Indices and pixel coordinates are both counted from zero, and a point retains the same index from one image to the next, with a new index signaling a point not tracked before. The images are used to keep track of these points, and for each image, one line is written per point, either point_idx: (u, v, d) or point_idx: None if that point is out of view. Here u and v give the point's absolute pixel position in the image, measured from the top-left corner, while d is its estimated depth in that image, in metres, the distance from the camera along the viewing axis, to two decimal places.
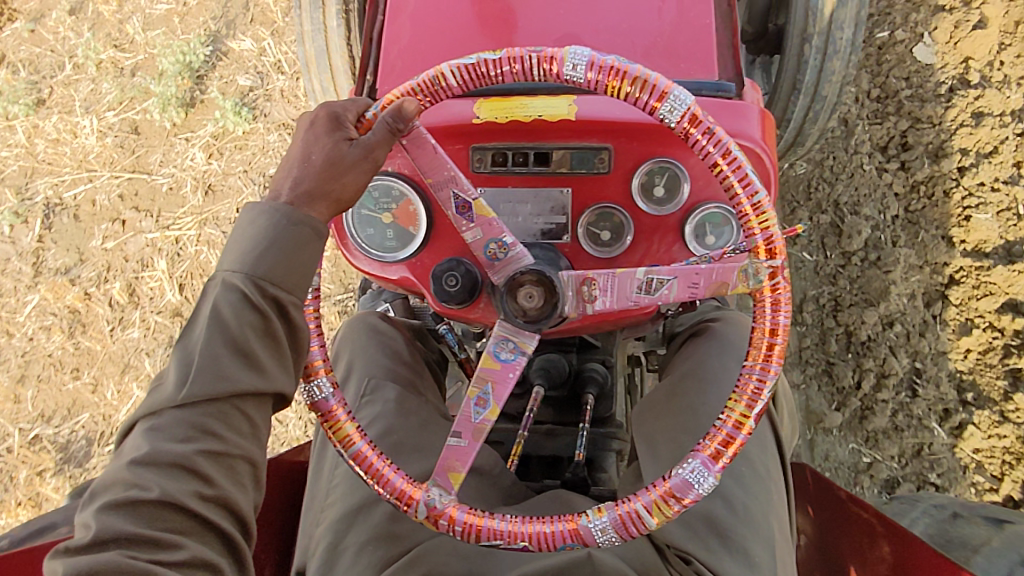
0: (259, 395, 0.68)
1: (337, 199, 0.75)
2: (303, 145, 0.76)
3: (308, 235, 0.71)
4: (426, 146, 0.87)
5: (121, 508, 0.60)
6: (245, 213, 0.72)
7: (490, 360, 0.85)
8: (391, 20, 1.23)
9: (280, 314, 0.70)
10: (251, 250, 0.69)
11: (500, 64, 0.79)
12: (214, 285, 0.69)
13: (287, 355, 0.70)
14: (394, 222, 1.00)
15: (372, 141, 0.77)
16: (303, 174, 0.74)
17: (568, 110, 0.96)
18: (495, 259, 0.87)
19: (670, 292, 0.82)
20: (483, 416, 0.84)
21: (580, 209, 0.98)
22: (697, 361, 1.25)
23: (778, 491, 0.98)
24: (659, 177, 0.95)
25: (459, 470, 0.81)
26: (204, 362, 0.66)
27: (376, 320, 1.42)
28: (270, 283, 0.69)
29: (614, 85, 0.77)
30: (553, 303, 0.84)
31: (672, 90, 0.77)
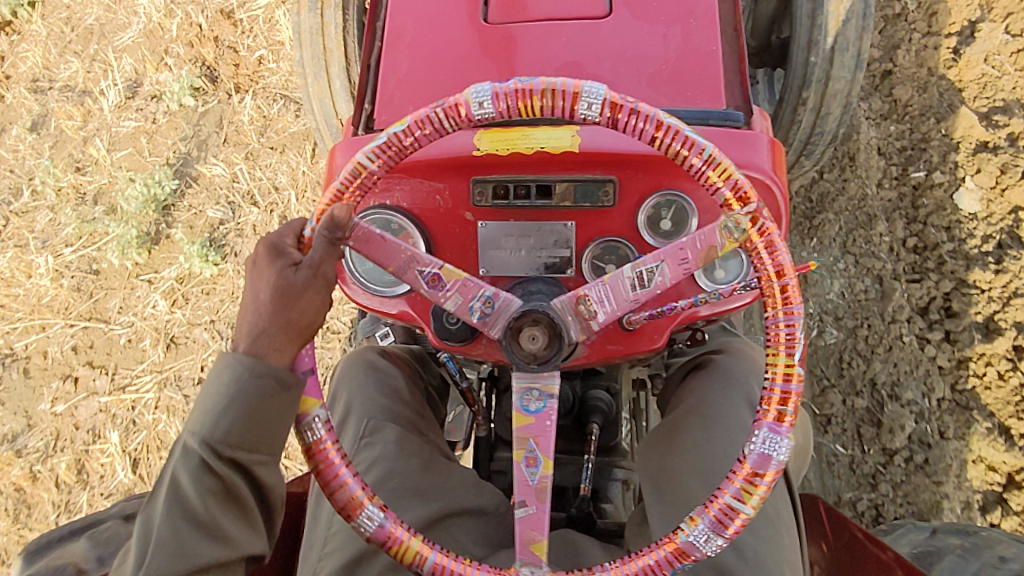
0: (226, 561, 0.98)
1: (296, 325, 0.98)
2: (253, 284, 1.00)
3: (267, 384, 0.96)
4: (376, 239, 1.09)
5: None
6: (207, 382, 0.98)
7: (522, 416, 1.05)
8: (391, 47, 1.46)
9: (238, 473, 0.98)
10: (212, 415, 0.96)
11: (412, 131, 1.01)
12: (179, 453, 0.98)
13: (243, 520, 0.99)
14: (394, 254, 1.29)
15: (315, 260, 1.00)
16: (262, 310, 0.98)
17: (571, 141, 1.22)
18: (485, 315, 1.07)
19: (663, 275, 1.07)
20: (536, 476, 1.04)
21: (585, 242, 1.27)
22: (702, 398, 1.44)
23: (789, 536, 1.31)
24: (665, 210, 1.25)
25: (539, 540, 1.04)
26: (164, 542, 0.95)
27: (374, 356, 1.55)
28: (225, 446, 0.96)
29: (525, 104, 0.97)
30: (558, 336, 1.03)
31: (582, 87, 0.96)
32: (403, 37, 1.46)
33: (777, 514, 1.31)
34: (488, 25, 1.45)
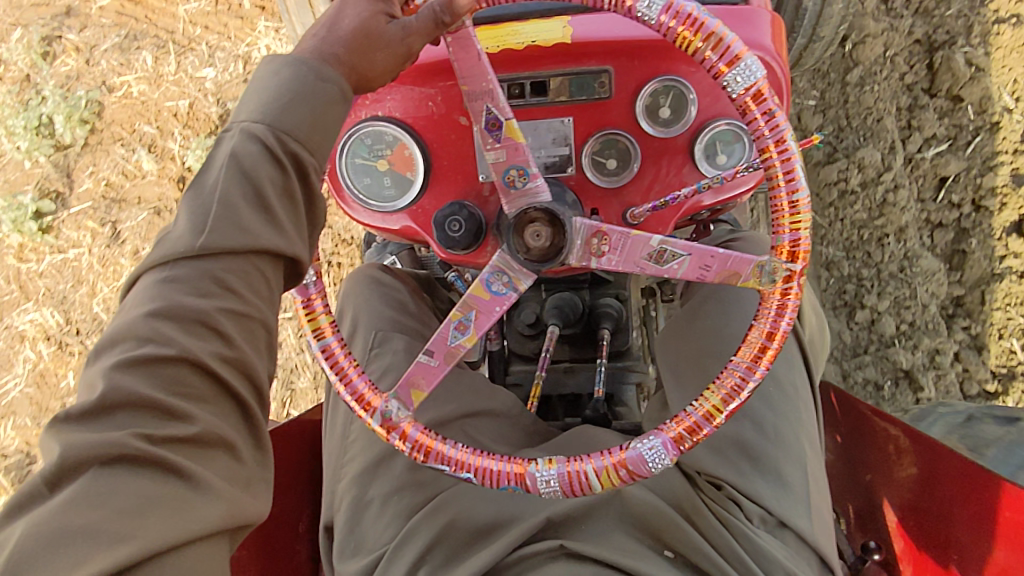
0: (277, 256, 0.62)
1: (360, 79, 0.69)
2: (336, 9, 0.70)
3: (335, 94, 0.65)
4: (471, 51, 0.81)
5: (136, 365, 0.55)
6: (265, 64, 0.66)
7: (479, 289, 0.83)
8: None
9: (303, 175, 0.63)
10: (274, 101, 0.63)
11: None
12: (232, 134, 0.63)
13: (303, 219, 0.64)
14: (391, 169, 0.99)
15: (413, 25, 0.70)
16: (330, 38, 0.68)
17: (563, 32, 0.93)
18: (513, 186, 0.82)
19: (681, 268, 0.80)
20: (461, 343, 0.83)
21: (583, 138, 0.96)
22: (713, 293, 1.13)
23: (807, 410, 0.96)
24: (665, 97, 0.92)
25: (423, 388, 0.84)
26: (221, 209, 0.59)
27: (379, 273, 1.32)
28: (293, 138, 0.63)
29: (685, 37, 0.71)
30: (561, 242, 0.80)
31: (744, 55, 0.71)
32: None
33: (796, 391, 0.96)
34: None
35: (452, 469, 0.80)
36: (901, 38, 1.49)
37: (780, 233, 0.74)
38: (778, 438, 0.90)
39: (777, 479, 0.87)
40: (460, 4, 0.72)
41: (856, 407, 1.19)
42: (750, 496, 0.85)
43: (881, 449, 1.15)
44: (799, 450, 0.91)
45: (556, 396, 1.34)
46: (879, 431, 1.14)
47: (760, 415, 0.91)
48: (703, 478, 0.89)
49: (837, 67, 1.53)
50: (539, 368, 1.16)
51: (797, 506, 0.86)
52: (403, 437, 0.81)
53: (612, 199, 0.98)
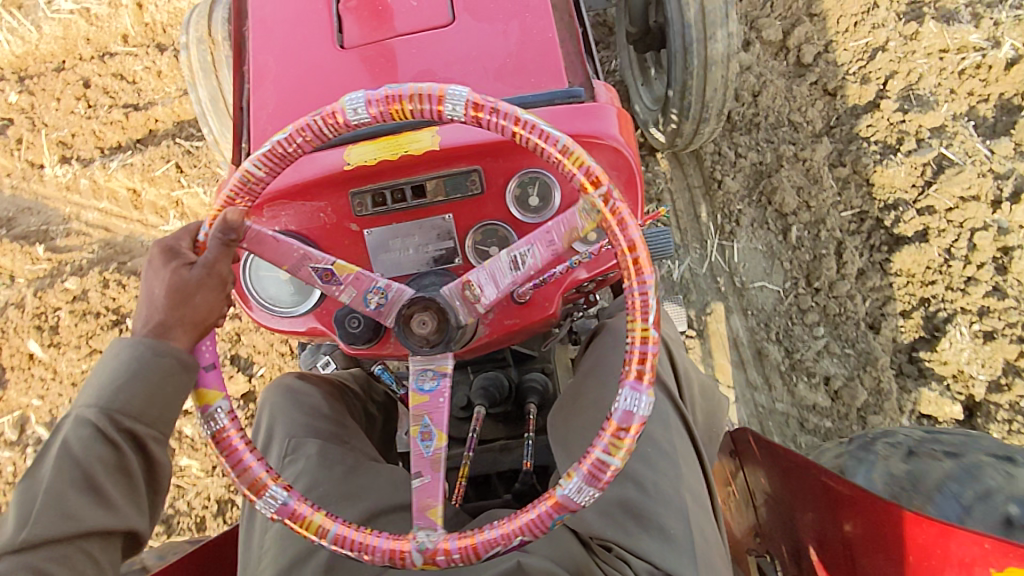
0: (106, 534, 0.68)
1: (197, 326, 0.74)
2: (147, 284, 0.75)
3: (173, 366, 0.71)
4: (265, 239, 0.81)
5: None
6: (108, 350, 0.72)
7: (417, 395, 0.77)
8: (257, 84, 1.14)
9: (138, 447, 0.71)
10: (110, 386, 0.69)
11: (290, 141, 0.73)
12: (66, 421, 0.69)
13: (140, 493, 0.71)
14: (292, 278, 0.98)
15: (212, 259, 0.75)
16: (152, 311, 0.74)
17: (432, 141, 0.92)
18: (378, 307, 0.80)
19: (536, 258, 0.79)
20: (433, 446, 0.75)
21: (466, 229, 0.97)
22: (597, 354, 1.19)
23: (690, 470, 0.98)
24: (532, 186, 0.95)
25: (437, 502, 0.72)
26: (47, 499, 0.65)
27: (293, 380, 1.22)
28: (124, 416, 0.69)
29: (396, 110, 0.70)
30: (448, 330, 0.76)
31: (448, 90, 0.69)
32: (269, 75, 1.14)
33: (673, 447, 0.98)
34: (346, 48, 1.13)
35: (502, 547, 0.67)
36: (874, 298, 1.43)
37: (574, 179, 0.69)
38: (659, 492, 0.92)
39: (662, 533, 0.88)
40: (234, 218, 0.74)
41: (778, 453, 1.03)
42: (637, 552, 0.87)
43: (818, 501, 0.96)
44: (681, 502, 0.93)
45: (495, 476, 1.28)
46: (813, 484, 0.96)
47: (641, 474, 0.93)
48: (594, 541, 0.92)
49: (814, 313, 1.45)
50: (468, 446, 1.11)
51: (681, 556, 0.86)
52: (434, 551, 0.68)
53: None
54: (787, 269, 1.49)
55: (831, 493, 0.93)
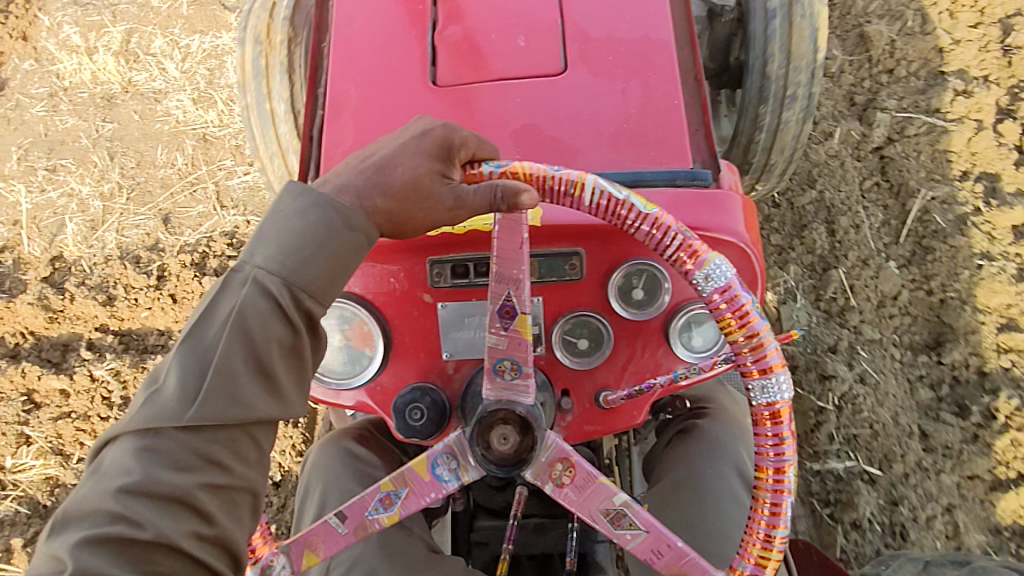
0: (270, 422, 0.59)
1: (398, 225, 0.67)
2: (389, 152, 0.67)
3: (360, 244, 0.62)
4: (517, 235, 0.72)
5: (101, 546, 0.50)
6: (280, 198, 0.61)
7: (422, 467, 0.71)
8: (333, 117, 0.99)
9: (313, 329, 0.61)
10: (295, 251, 0.59)
11: (649, 220, 0.63)
12: (241, 282, 0.58)
13: (307, 374, 0.61)
14: (348, 344, 0.84)
15: (468, 197, 0.68)
16: (361, 193, 0.64)
17: (533, 215, 0.83)
18: (501, 376, 0.72)
19: (630, 538, 0.69)
20: (380, 520, 0.72)
21: (553, 316, 0.84)
22: (688, 468, 0.87)
23: None
24: (637, 280, 0.82)
25: (317, 552, 0.71)
26: (219, 374, 0.56)
27: (350, 444, 0.91)
28: (307, 294, 0.59)
29: (730, 321, 0.60)
30: (530, 449, 0.70)
31: (780, 368, 0.60)
32: (348, 105, 0.99)
33: None
34: (439, 85, 1.00)
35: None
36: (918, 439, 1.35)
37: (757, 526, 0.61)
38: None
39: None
40: (519, 198, 0.66)
41: None
42: None
43: None
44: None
45: (524, 556, 0.96)
46: None
47: None
48: None
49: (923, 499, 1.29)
50: (504, 540, 0.85)
51: None
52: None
53: (583, 379, 0.84)
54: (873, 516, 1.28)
55: None
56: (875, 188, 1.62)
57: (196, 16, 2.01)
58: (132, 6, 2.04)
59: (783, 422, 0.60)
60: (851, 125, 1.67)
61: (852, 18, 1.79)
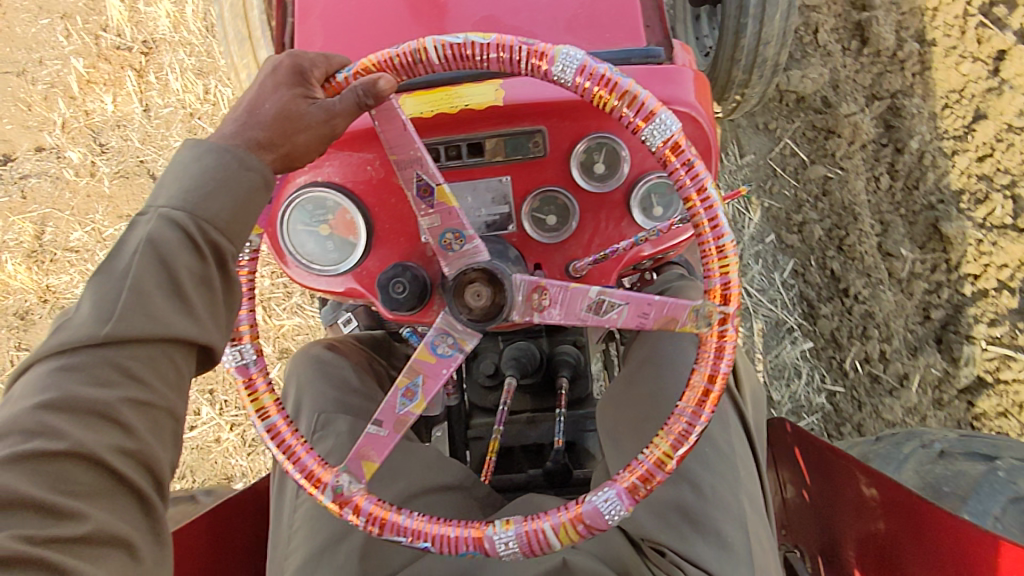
0: (188, 345, 0.60)
1: (285, 154, 0.74)
2: (256, 95, 0.75)
3: (258, 180, 0.66)
4: (395, 120, 0.85)
5: (20, 462, 0.51)
6: (187, 151, 0.65)
7: (425, 353, 0.85)
8: (303, 20, 1.08)
9: (223, 265, 0.63)
10: (200, 187, 0.63)
11: (487, 50, 0.77)
12: (146, 220, 0.61)
13: (221, 304, 0.63)
14: (333, 234, 0.98)
15: (337, 107, 0.76)
16: (252, 125, 0.72)
17: (496, 95, 0.92)
18: (450, 249, 0.85)
19: (619, 316, 0.82)
20: (409, 409, 0.85)
21: (523, 195, 0.98)
22: (650, 347, 1.18)
23: (745, 467, 1.00)
24: (598, 153, 0.94)
25: (371, 458, 0.84)
26: (131, 295, 0.57)
27: (320, 351, 1.28)
28: (214, 227, 0.62)
29: (602, 96, 0.77)
30: (503, 296, 0.83)
31: (659, 112, 0.77)
32: (315, 10, 1.07)
33: (732, 451, 1.00)
34: None
35: (408, 539, 0.80)
36: (925, 374, 1.60)
37: (711, 277, 0.78)
38: (715, 497, 0.92)
39: (717, 541, 0.89)
40: (382, 87, 0.77)
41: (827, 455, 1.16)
42: (691, 559, 0.87)
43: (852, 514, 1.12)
44: (739, 510, 0.93)
45: (518, 449, 1.32)
46: (839, 466, 1.13)
47: (697, 476, 0.94)
48: (647, 545, 0.90)
49: (873, 396, 1.64)
50: (497, 422, 1.12)
51: (739, 565, 0.87)
52: (356, 510, 0.81)
53: (554, 253, 1.00)
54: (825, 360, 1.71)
55: (868, 505, 1.08)
56: (917, 224, 1.67)
57: (120, 192, 1.94)
58: (43, 180, 1.95)
59: (681, 147, 0.76)
60: (934, 362, 1.60)
61: (921, 196, 1.67)
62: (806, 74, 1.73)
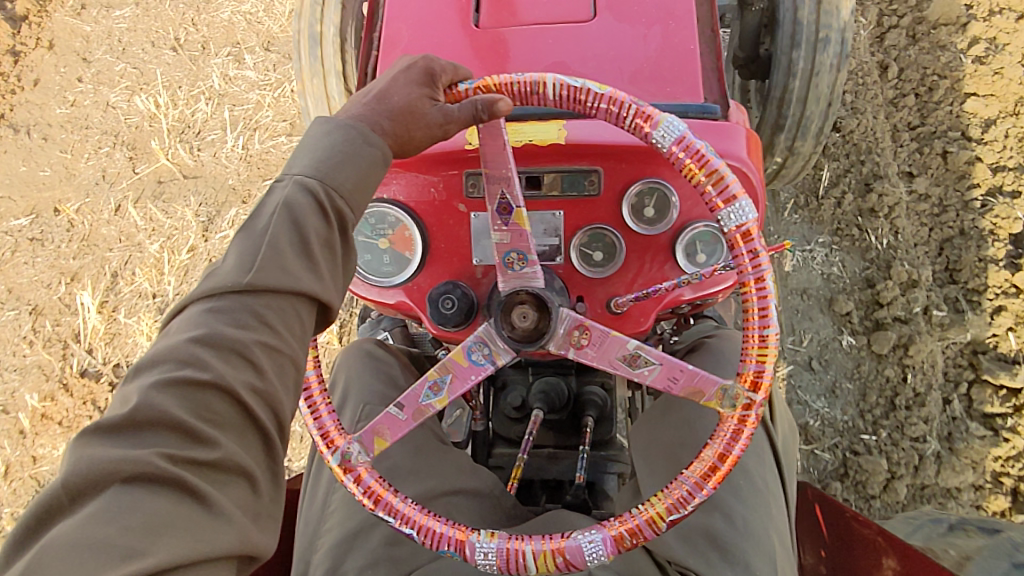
0: (309, 301, 0.61)
1: (402, 146, 0.76)
2: (386, 86, 0.77)
3: (377, 158, 0.68)
4: (498, 138, 0.81)
5: (176, 387, 0.52)
6: (318, 128, 0.68)
7: (459, 356, 0.82)
8: (387, 52, 1.17)
9: (343, 229, 0.65)
10: (328, 159, 0.65)
11: (598, 99, 0.75)
12: (281, 188, 0.64)
13: (339, 261, 0.65)
14: (392, 248, 0.95)
15: (455, 114, 0.78)
16: (381, 117, 0.75)
17: (558, 134, 0.91)
18: (511, 269, 0.83)
19: (648, 374, 0.80)
20: (432, 403, 0.81)
21: (573, 230, 0.94)
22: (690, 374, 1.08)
23: (778, 507, 0.92)
24: (649, 198, 0.91)
25: (383, 436, 0.81)
26: (269, 252, 0.60)
27: (373, 346, 1.28)
28: (341, 197, 0.65)
29: (690, 170, 0.73)
30: (547, 326, 0.80)
31: (741, 198, 0.72)
32: (400, 43, 1.17)
33: (765, 486, 0.92)
34: (479, 28, 1.16)
35: (396, 523, 0.75)
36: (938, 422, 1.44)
37: (746, 363, 0.72)
38: (748, 529, 0.85)
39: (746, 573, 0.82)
40: (500, 105, 0.79)
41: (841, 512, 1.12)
42: None
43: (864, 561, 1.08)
44: (769, 544, 0.86)
45: (537, 481, 1.26)
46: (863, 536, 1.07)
47: (729, 505, 0.87)
48: (671, 566, 0.84)
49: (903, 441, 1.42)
50: (523, 451, 1.05)
51: None
52: (358, 480, 0.77)
53: (596, 287, 0.96)
54: (857, 371, 1.49)
55: None
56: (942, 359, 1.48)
57: None
58: None
59: (753, 237, 0.70)
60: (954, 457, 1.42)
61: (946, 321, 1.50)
62: (907, 294, 1.49)
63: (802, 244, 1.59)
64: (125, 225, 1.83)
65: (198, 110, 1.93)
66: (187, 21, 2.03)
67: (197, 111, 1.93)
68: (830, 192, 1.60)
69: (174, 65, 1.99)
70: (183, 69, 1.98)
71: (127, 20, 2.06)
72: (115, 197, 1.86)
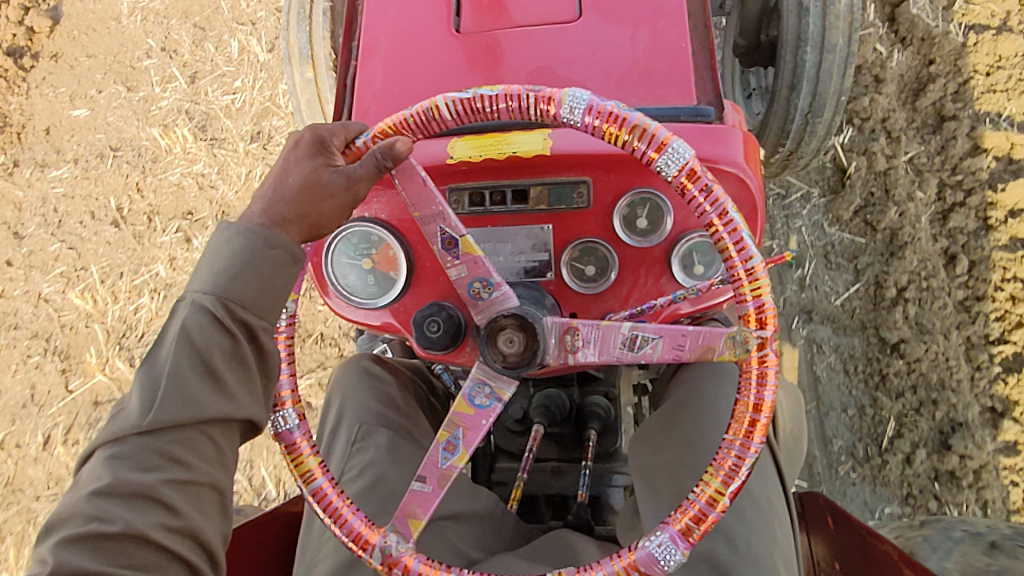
0: (226, 421, 0.65)
1: (312, 224, 0.75)
2: (280, 168, 0.76)
3: (283, 258, 0.70)
4: (416, 178, 0.85)
5: (80, 543, 0.57)
6: (216, 235, 0.70)
7: (464, 405, 0.84)
8: (365, 62, 1.11)
9: (250, 338, 0.68)
10: (224, 271, 0.67)
11: (495, 100, 0.79)
12: (182, 307, 0.67)
13: (254, 377, 0.67)
14: (375, 268, 0.98)
15: (356, 173, 0.77)
16: (276, 200, 0.74)
17: (543, 144, 0.92)
18: (479, 298, 0.85)
19: (654, 351, 0.80)
20: (452, 464, 0.83)
21: (563, 244, 0.95)
22: (692, 387, 1.07)
23: (781, 528, 0.94)
24: (642, 208, 0.93)
25: (419, 517, 0.81)
26: (171, 379, 0.63)
27: (369, 362, 1.16)
28: (239, 305, 0.67)
29: (612, 132, 0.77)
30: (535, 340, 0.81)
31: (671, 142, 0.76)
32: (378, 52, 1.11)
33: (769, 504, 0.94)
34: (461, 33, 1.10)
35: None
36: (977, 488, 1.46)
37: (744, 302, 0.75)
38: (750, 553, 0.88)
39: None
40: (399, 147, 0.78)
41: (855, 529, 1.07)
42: None
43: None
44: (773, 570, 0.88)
45: (542, 497, 1.22)
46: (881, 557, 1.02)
47: (732, 530, 0.89)
48: None
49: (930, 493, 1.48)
50: (522, 469, 1.09)
51: None
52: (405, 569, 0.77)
53: (591, 304, 0.96)
54: (875, 411, 1.55)
55: None
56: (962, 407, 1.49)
57: None
58: None
59: (699, 175, 0.76)
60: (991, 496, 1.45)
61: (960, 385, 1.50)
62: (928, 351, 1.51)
63: (866, 516, 1.50)
64: (54, 465, 1.80)
65: (140, 307, 1.87)
66: (130, 186, 1.96)
67: (140, 308, 1.87)
68: (896, 447, 1.52)
69: (115, 245, 1.93)
70: (125, 251, 1.91)
71: (64, 183, 1.99)
72: (44, 425, 1.82)
